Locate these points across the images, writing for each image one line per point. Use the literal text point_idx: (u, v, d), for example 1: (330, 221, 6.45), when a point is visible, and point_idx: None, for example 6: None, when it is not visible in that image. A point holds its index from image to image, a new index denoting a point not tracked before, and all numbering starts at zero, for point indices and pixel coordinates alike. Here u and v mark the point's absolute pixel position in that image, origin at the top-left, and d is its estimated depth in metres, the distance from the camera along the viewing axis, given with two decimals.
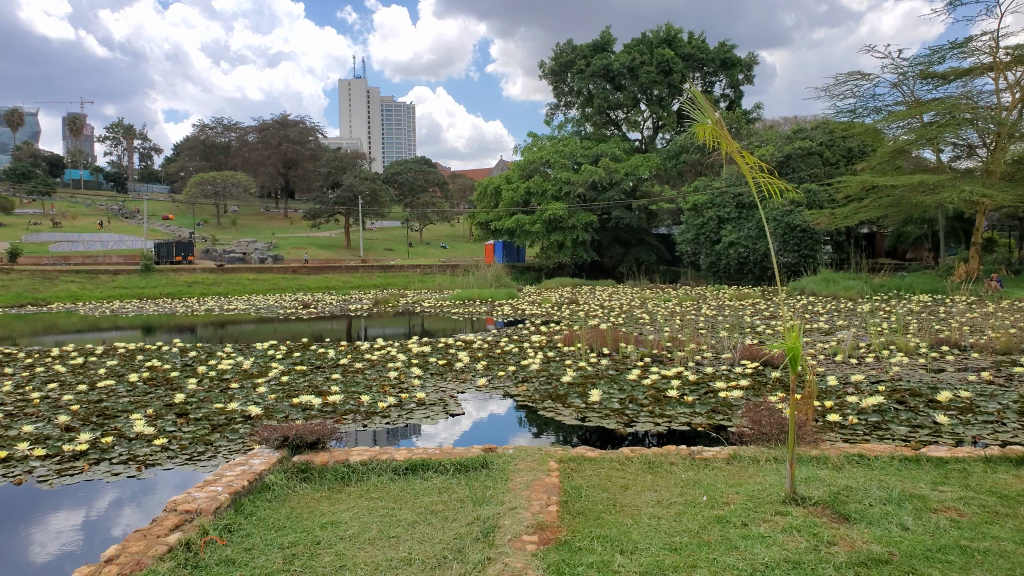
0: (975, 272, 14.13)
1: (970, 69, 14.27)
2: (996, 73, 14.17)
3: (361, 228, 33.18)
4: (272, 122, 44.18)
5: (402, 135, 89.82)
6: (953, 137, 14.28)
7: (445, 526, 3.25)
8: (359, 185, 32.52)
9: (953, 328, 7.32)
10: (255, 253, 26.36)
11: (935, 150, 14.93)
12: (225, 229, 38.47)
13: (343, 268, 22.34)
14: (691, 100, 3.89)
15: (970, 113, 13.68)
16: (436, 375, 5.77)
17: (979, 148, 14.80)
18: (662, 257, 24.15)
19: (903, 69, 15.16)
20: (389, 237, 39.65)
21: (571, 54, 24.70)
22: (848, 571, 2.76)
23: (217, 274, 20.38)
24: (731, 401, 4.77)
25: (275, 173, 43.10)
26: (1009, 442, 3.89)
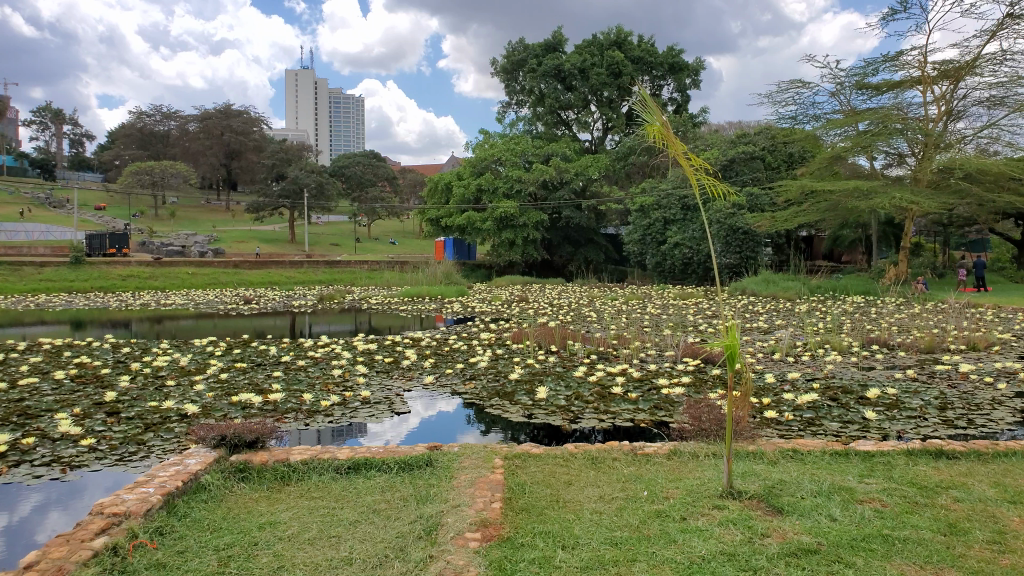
0: (903, 275, 14.89)
1: (901, 82, 14.98)
2: (924, 86, 14.92)
3: (307, 222, 32.55)
4: (214, 112, 42.25)
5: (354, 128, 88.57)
6: (885, 146, 15.01)
7: (386, 525, 3.22)
8: (305, 177, 31.89)
9: (881, 328, 7.67)
10: (195, 246, 25.56)
11: (868, 157, 15.65)
12: (164, 221, 37.14)
13: (287, 263, 21.82)
14: (639, 103, 3.95)
15: (901, 123, 14.39)
16: (381, 373, 5.70)
17: (909, 157, 15.53)
18: (612, 257, 24.66)
19: (841, 79, 15.81)
20: (337, 232, 39.13)
21: (523, 52, 24.90)
22: (780, 563, 2.86)
23: (153, 267, 19.58)
24: (673, 398, 4.86)
25: (217, 164, 41.75)
26: (931, 436, 4.11)
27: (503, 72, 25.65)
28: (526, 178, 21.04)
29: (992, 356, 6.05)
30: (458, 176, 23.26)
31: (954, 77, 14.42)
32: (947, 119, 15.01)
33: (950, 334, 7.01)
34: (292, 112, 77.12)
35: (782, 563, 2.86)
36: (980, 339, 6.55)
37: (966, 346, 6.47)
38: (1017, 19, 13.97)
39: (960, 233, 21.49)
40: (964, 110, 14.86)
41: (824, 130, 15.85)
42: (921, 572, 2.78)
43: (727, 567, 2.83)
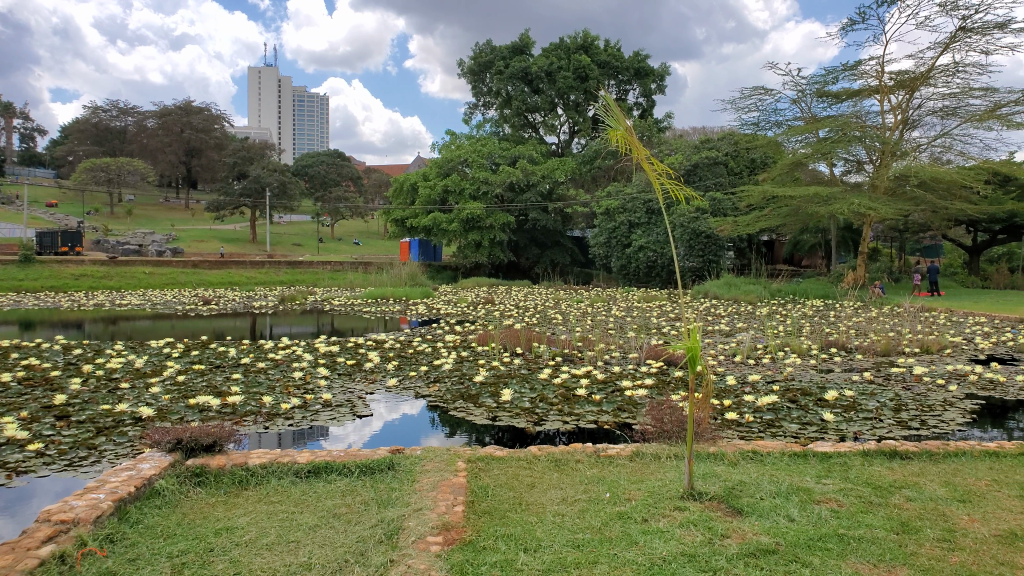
0: (861, 279, 15.35)
1: (859, 91, 15.40)
2: (882, 95, 15.34)
3: (269, 222, 32.13)
4: (174, 108, 41.43)
5: (316, 129, 87.58)
6: (844, 153, 15.40)
7: (347, 530, 3.17)
8: (268, 176, 31.54)
9: (839, 331, 7.87)
10: (152, 245, 25.00)
11: (828, 164, 16.05)
12: (121, 219, 36.15)
13: (248, 263, 21.50)
14: (604, 108, 3.97)
15: (860, 131, 14.77)
16: (344, 375, 5.62)
17: (867, 164, 15.86)
18: (578, 260, 24.91)
19: (802, 87, 16.17)
20: (299, 232, 38.73)
21: (490, 54, 25.04)
22: (739, 563, 2.89)
23: (108, 266, 19.08)
24: (636, 399, 4.89)
25: (176, 161, 40.85)
26: (886, 436, 4.20)
27: (471, 74, 25.78)
28: (493, 179, 21.08)
29: (943, 359, 6.24)
30: (424, 176, 23.14)
31: (910, 87, 14.86)
32: (903, 127, 15.48)
33: (904, 337, 7.22)
34: (256, 110, 75.75)
35: (740, 563, 2.90)
36: (932, 342, 6.74)
37: (919, 349, 6.66)
38: (969, 33, 14.45)
39: (915, 238, 22.25)
40: (919, 119, 15.33)
41: (786, 137, 16.21)
42: (876, 569, 2.85)
43: (686, 569, 2.86)
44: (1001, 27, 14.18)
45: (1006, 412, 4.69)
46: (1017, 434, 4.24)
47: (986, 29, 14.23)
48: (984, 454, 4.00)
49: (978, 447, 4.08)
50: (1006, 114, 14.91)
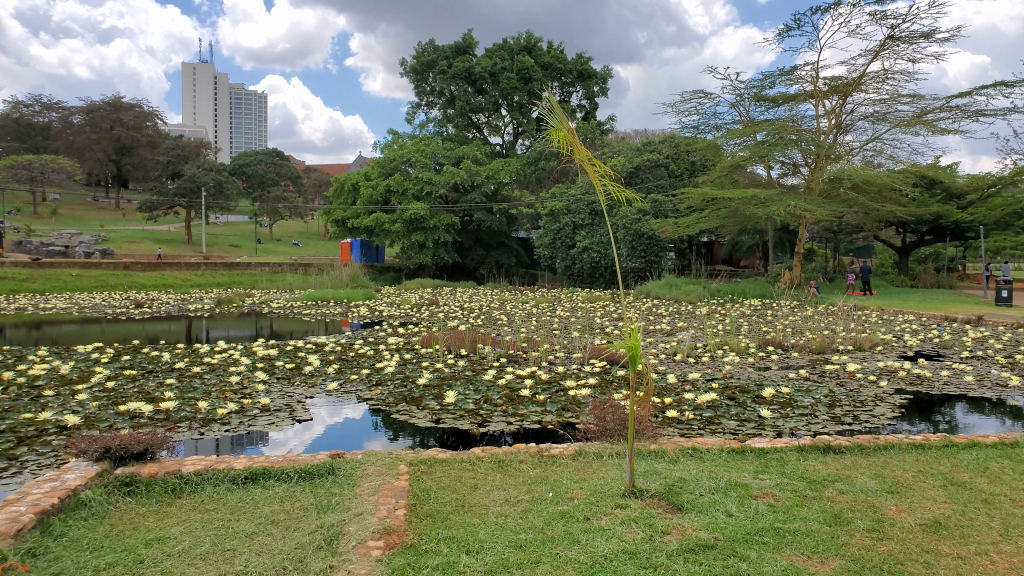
0: (797, 279, 15.99)
1: (796, 96, 15.95)
2: (817, 100, 15.82)
3: (205, 222, 31.43)
4: (102, 104, 40.01)
5: (252, 127, 85.45)
6: (781, 156, 15.99)
7: (285, 536, 3.11)
8: (203, 176, 30.98)
9: (776, 330, 8.10)
10: (79, 246, 24.15)
11: (767, 167, 16.58)
12: (46, 220, 34.69)
13: (183, 265, 20.99)
14: (548, 109, 3.99)
15: (796, 134, 15.21)
16: (283, 379, 5.51)
17: (802, 167, 16.63)
18: (523, 261, 25.20)
19: (741, 91, 16.66)
20: (236, 232, 38.01)
21: (433, 53, 25.00)
22: (678, 559, 2.94)
23: (30, 269, 18.32)
24: (579, 399, 4.93)
25: (105, 159, 39.32)
26: (820, 432, 4.34)
27: (413, 73, 25.63)
28: (436, 180, 21.04)
29: (874, 355, 6.49)
30: (365, 176, 22.89)
31: (843, 92, 15.51)
32: (836, 132, 16.19)
33: (839, 335, 7.48)
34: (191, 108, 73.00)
35: (679, 559, 2.94)
36: (865, 340, 7.01)
37: (852, 347, 6.91)
38: (897, 41, 15.01)
39: (849, 238, 23.28)
40: (852, 124, 15.98)
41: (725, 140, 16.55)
42: (810, 561, 2.93)
43: (627, 567, 2.88)
44: (927, 36, 14.78)
45: (931, 405, 4.91)
46: (941, 427, 4.45)
47: (912, 39, 14.80)
48: (911, 446, 4.18)
49: (906, 440, 4.26)
50: (932, 120, 15.55)
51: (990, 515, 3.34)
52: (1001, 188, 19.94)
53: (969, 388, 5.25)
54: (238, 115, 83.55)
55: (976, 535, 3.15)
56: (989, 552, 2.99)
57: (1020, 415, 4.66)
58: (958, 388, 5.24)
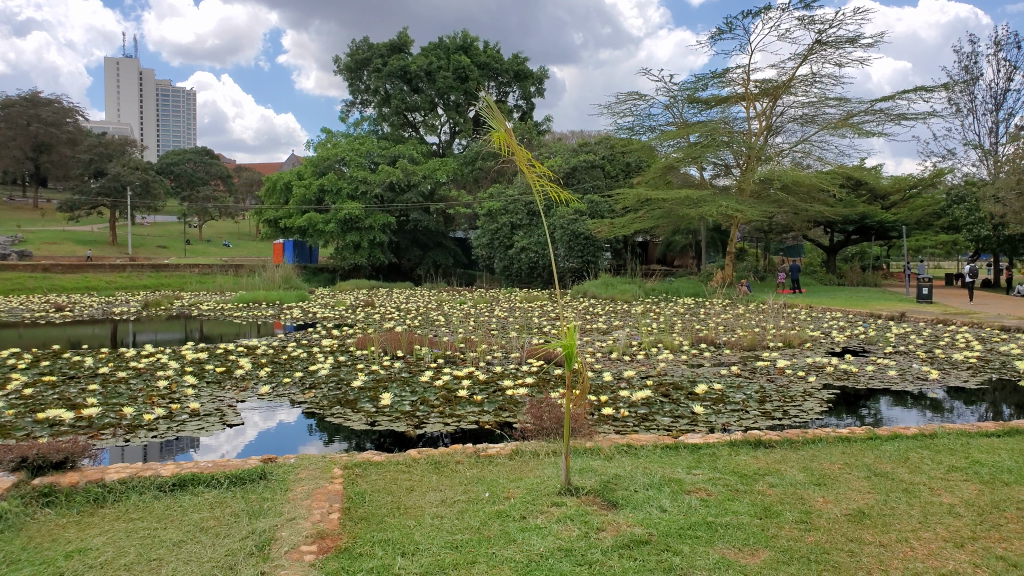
0: (729, 278, 16.54)
1: (728, 98, 16.66)
2: (748, 102, 16.65)
3: (130, 223, 30.45)
4: (17, 100, 38.14)
5: (183, 122, 82.51)
6: (713, 157, 16.61)
7: (214, 544, 3.04)
8: (129, 175, 30.18)
9: (709, 327, 8.33)
10: None
11: (699, 168, 17.29)
12: None
13: (105, 268, 20.40)
14: (486, 109, 3.92)
15: (728, 136, 15.94)
16: (213, 383, 5.39)
17: (733, 168, 17.28)
18: (461, 261, 25.36)
19: (676, 93, 17.12)
20: (164, 233, 36.94)
21: (367, 51, 24.79)
22: (613, 555, 2.98)
23: None
24: (516, 398, 4.98)
25: (21, 157, 37.43)
26: (751, 427, 4.46)
27: (347, 71, 25.31)
28: (371, 179, 20.90)
29: (803, 352, 6.73)
30: (298, 175, 22.53)
31: (774, 95, 16.31)
32: (766, 133, 16.92)
33: (769, 332, 7.73)
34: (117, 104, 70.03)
35: (614, 555, 2.98)
36: (794, 337, 7.29)
37: (782, 344, 7.14)
38: (824, 46, 15.48)
39: (780, 237, 24.17)
40: (782, 126, 16.73)
41: (659, 141, 17.01)
42: (740, 553, 3.01)
43: (563, 564, 2.91)
44: (852, 42, 15.26)
45: (857, 399, 5.11)
46: (867, 420, 4.63)
47: (838, 44, 15.25)
48: (837, 439, 4.34)
49: (834, 434, 4.42)
50: (858, 123, 16.11)
51: (909, 504, 3.48)
52: (921, 189, 21.28)
53: (892, 382, 5.48)
54: (173, 111, 80.81)
55: (898, 524, 3.27)
56: (908, 538, 3.12)
57: (937, 407, 4.90)
58: (882, 382, 5.46)
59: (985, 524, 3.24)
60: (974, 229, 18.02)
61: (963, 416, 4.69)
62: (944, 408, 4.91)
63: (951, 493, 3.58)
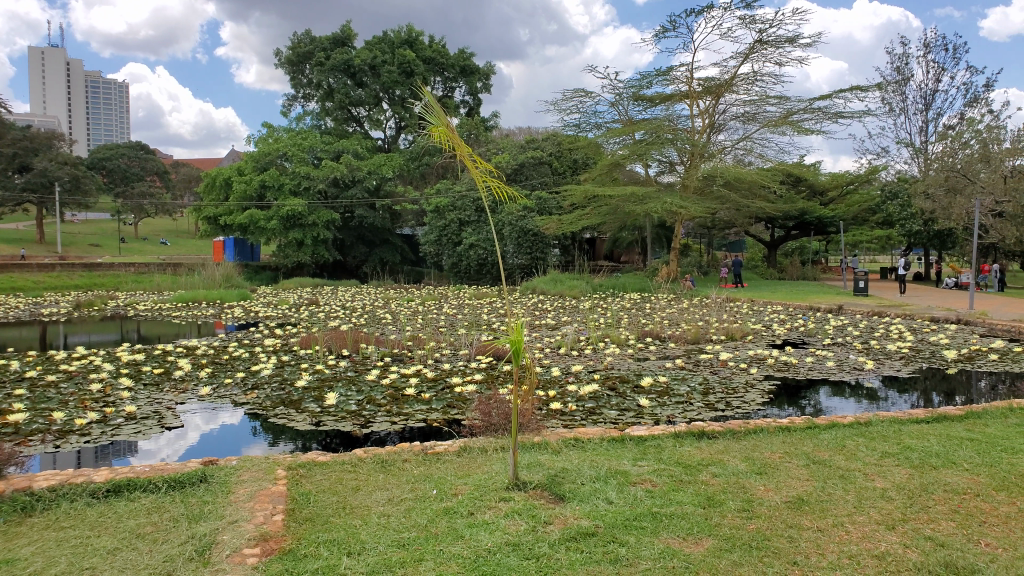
0: (674, 273, 16.98)
1: (672, 96, 16.98)
2: (691, 100, 16.99)
3: (59, 221, 29.39)
4: None
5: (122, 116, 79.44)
6: (658, 154, 16.97)
7: (152, 550, 2.95)
8: (56, 170, 29.40)
9: (655, 322, 8.50)
10: None
11: (645, 165, 17.63)
12: None
13: (34, 269, 19.65)
14: (426, 106, 3.90)
15: (671, 134, 16.28)
16: (150, 386, 5.24)
17: (677, 165, 17.70)
18: (407, 257, 25.46)
19: (620, 91, 17.39)
20: (97, 232, 35.56)
21: (309, 45, 24.37)
22: (560, 548, 3.01)
23: None
24: (465, 395, 5.01)
25: None
26: (695, 418, 4.58)
27: (288, 64, 24.83)
28: (314, 174, 20.72)
29: (745, 345, 6.92)
30: (239, 171, 21.99)
31: (716, 93, 16.70)
32: (709, 131, 17.35)
33: (713, 326, 7.94)
34: None
35: (562, 548, 3.01)
36: (737, 330, 7.50)
37: (725, 337, 7.34)
38: (765, 45, 15.86)
39: (723, 233, 24.87)
40: (724, 123, 17.08)
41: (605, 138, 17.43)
42: (685, 543, 3.07)
43: (509, 558, 2.93)
44: (791, 42, 15.65)
45: (798, 390, 5.28)
46: (807, 410, 4.79)
47: (778, 43, 15.64)
48: (778, 429, 4.48)
49: (774, 424, 4.57)
50: (797, 121, 16.57)
51: (846, 489, 3.61)
52: (858, 186, 22.23)
53: (831, 373, 5.68)
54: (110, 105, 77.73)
55: (834, 509, 3.40)
56: (844, 523, 3.24)
57: (873, 396, 5.11)
58: (820, 373, 5.66)
59: (915, 507, 3.39)
60: (906, 224, 19.00)
61: (897, 404, 4.89)
62: (880, 397, 5.11)
63: (884, 478, 3.73)
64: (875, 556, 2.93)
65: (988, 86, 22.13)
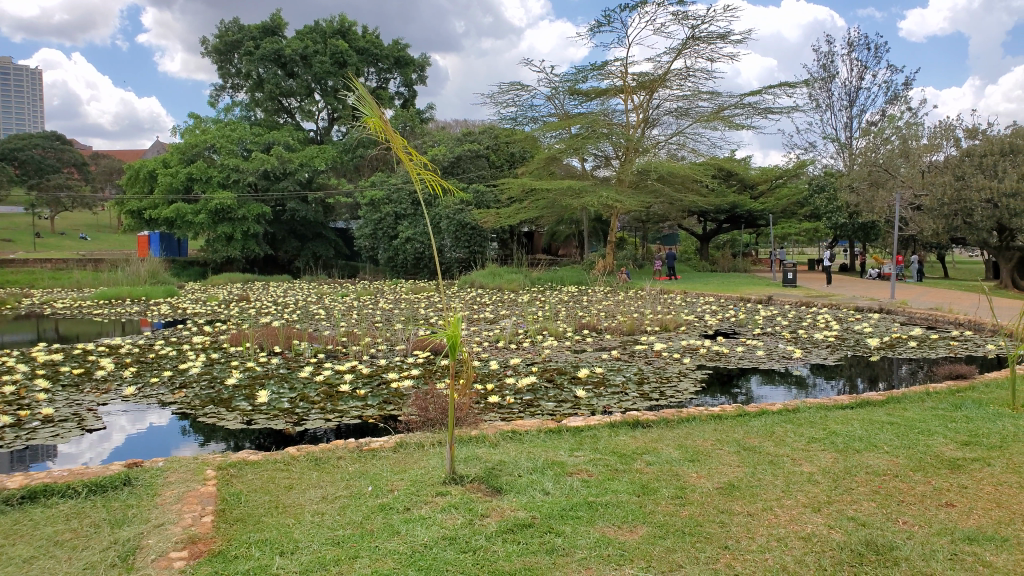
0: (610, 266, 17.58)
1: (607, 91, 17.30)
2: (626, 94, 17.35)
3: None
4: None
5: None
6: (594, 149, 17.41)
7: (72, 557, 2.84)
8: None
9: (593, 314, 8.66)
10: None
11: (581, 159, 18.03)
12: None
13: None
14: (359, 97, 3.81)
15: (606, 128, 16.81)
16: (69, 388, 5.04)
17: (613, 159, 18.09)
18: (342, 252, 25.20)
19: (557, 85, 17.60)
20: (11, 228, 33.65)
21: (238, 33, 23.69)
22: (497, 540, 3.03)
23: None
24: (402, 391, 5.00)
25: None
26: (630, 408, 4.68)
27: (215, 53, 24.12)
28: (244, 167, 20.21)
29: (678, 335, 7.11)
30: (164, 163, 21.22)
31: (650, 88, 17.08)
32: (643, 125, 17.81)
33: (648, 317, 8.14)
34: None
35: (498, 540, 3.03)
36: (670, 321, 7.70)
37: (659, 328, 7.54)
38: (697, 41, 16.18)
39: (657, 226, 25.69)
40: (658, 118, 17.49)
41: (542, 132, 17.68)
42: (620, 531, 3.13)
43: (446, 553, 2.91)
44: (721, 38, 16.02)
45: (730, 378, 5.46)
46: (738, 398, 4.95)
47: (710, 39, 15.97)
48: (709, 417, 4.63)
49: (706, 412, 4.72)
50: (728, 116, 17.02)
51: (774, 474, 3.74)
52: (786, 179, 23.01)
53: (761, 361, 5.88)
54: None
55: (763, 493, 3.51)
56: (772, 506, 3.36)
57: (802, 384, 5.31)
58: (751, 361, 5.86)
59: (839, 489, 3.53)
60: (833, 217, 20.19)
61: (823, 391, 5.10)
62: (808, 385, 5.32)
63: (811, 463, 3.87)
64: (802, 537, 3.04)
65: (906, 85, 23.38)
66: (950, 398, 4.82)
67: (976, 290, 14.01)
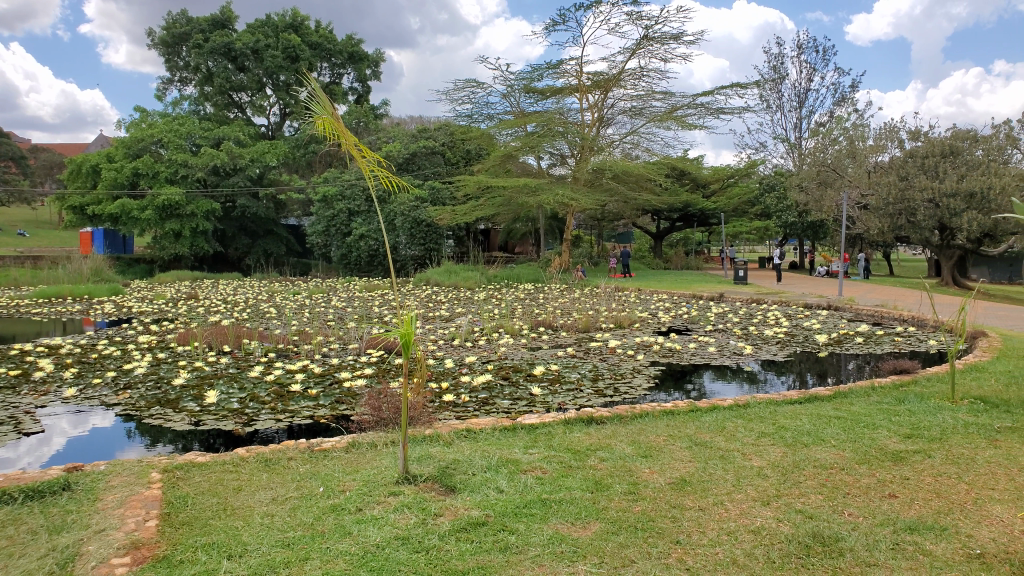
0: (565, 263, 17.76)
1: (562, 90, 17.51)
2: (581, 94, 17.54)
3: None
4: None
5: None
6: (550, 148, 17.51)
7: (7, 565, 2.72)
8: None
9: (548, 312, 8.70)
10: None
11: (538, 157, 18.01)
12: None
13: None
14: (311, 94, 3.74)
15: (562, 127, 16.94)
16: (4, 391, 4.85)
17: (568, 158, 18.28)
18: (294, 249, 24.86)
19: (512, 83, 17.66)
20: None
21: (186, 25, 23.15)
22: (450, 539, 3.02)
23: None
24: (355, 390, 4.96)
25: None
26: (584, 404, 4.72)
27: (163, 45, 23.55)
28: (193, 162, 19.75)
29: (632, 332, 7.19)
30: (108, 157, 20.60)
31: (604, 87, 17.29)
32: (599, 125, 18.05)
33: (602, 314, 8.22)
34: None
35: (451, 539, 3.03)
36: (625, 318, 7.79)
37: (614, 325, 7.63)
38: (650, 42, 16.40)
39: (611, 224, 26.02)
40: (612, 118, 17.73)
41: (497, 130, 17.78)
42: (573, 527, 3.15)
43: (399, 553, 2.88)
44: (674, 38, 16.25)
45: (683, 374, 5.55)
46: (690, 394, 5.04)
47: (663, 40, 16.21)
48: (662, 413, 4.69)
49: (660, 408, 4.79)
50: (681, 116, 17.28)
51: (724, 469, 3.81)
52: (738, 179, 23.51)
53: (713, 358, 5.99)
54: None
55: (714, 488, 3.57)
56: (723, 501, 3.42)
57: (753, 379, 5.42)
58: (703, 358, 5.97)
59: (787, 482, 3.61)
60: (784, 215, 20.79)
61: (774, 386, 5.21)
62: (759, 380, 5.44)
63: (761, 457, 3.95)
64: (751, 530, 3.10)
65: (853, 87, 24.10)
66: (894, 392, 4.98)
67: (921, 287, 14.50)
